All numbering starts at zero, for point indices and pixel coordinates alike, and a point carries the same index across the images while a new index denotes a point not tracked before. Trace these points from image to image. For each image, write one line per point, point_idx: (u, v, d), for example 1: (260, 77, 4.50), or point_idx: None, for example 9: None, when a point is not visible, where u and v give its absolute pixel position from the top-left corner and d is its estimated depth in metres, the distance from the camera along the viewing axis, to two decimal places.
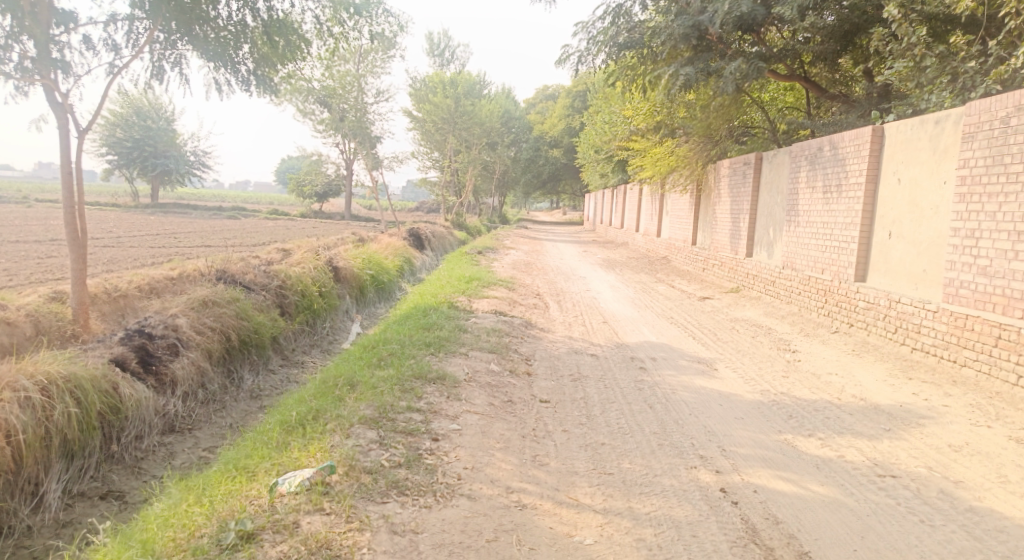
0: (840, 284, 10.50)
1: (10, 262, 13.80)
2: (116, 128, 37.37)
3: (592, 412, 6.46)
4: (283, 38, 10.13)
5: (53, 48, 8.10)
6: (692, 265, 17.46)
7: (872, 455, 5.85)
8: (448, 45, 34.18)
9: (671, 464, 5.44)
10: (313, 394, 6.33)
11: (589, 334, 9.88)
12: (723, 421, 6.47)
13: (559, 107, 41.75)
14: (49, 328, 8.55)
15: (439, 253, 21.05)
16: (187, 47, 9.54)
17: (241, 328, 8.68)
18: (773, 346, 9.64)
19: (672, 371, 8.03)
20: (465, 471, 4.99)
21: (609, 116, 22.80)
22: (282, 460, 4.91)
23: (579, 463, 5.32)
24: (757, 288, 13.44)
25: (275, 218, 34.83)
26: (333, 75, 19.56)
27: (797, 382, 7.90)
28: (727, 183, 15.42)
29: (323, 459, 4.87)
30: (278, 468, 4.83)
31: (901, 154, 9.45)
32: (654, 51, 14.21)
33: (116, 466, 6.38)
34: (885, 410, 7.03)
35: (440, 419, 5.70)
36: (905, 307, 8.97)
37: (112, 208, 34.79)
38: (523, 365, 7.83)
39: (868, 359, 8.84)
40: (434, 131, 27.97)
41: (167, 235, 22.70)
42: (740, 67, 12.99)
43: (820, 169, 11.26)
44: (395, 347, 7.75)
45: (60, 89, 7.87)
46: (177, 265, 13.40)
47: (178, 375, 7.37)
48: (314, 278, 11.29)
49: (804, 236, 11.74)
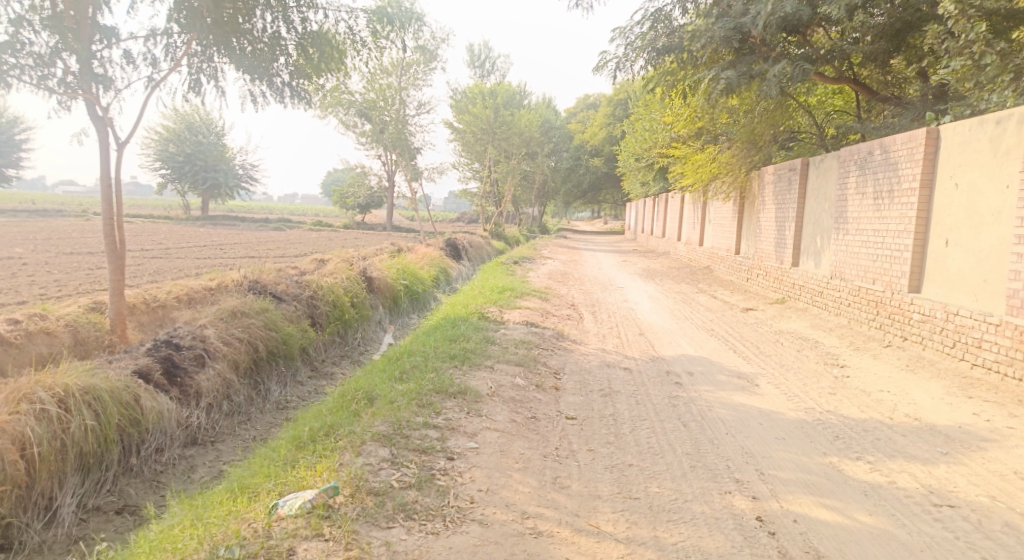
0: (892, 295, 9.97)
1: (59, 273, 14.03)
2: (168, 143, 38.33)
3: (621, 430, 6.12)
4: (318, 50, 10.05)
5: (96, 63, 8.12)
6: (735, 274, 16.94)
7: (926, 481, 5.40)
8: (489, 56, 34.14)
9: (704, 488, 5.06)
10: (330, 408, 6.12)
11: (624, 346, 9.54)
12: (762, 442, 6.06)
13: (600, 116, 41.32)
14: (86, 338, 8.57)
15: (477, 263, 20.86)
16: (224, 60, 9.48)
17: (270, 339, 8.55)
18: (819, 360, 9.16)
19: (710, 386, 7.64)
20: (479, 493, 4.71)
21: (649, 124, 22.40)
22: (286, 480, 4.68)
23: (603, 487, 4.99)
24: (803, 299, 12.91)
25: (319, 229, 35.12)
26: (375, 88, 19.59)
27: (845, 400, 7.44)
28: (772, 190, 14.92)
29: (328, 479, 4.63)
30: (282, 488, 4.60)
31: (958, 157, 8.92)
32: (694, 55, 13.78)
33: (135, 480, 6.25)
34: (942, 431, 6.55)
35: (458, 437, 5.43)
36: (964, 320, 8.44)
37: (163, 220, 35.49)
38: (551, 379, 7.53)
39: (923, 376, 8.31)
40: (475, 142, 27.86)
41: (213, 246, 22.98)
42: (784, 70, 12.56)
43: (870, 175, 10.74)
44: (418, 359, 7.53)
45: (101, 104, 7.88)
46: (216, 275, 13.44)
47: (203, 387, 7.25)
48: (346, 288, 11.14)
49: (854, 245, 11.20)
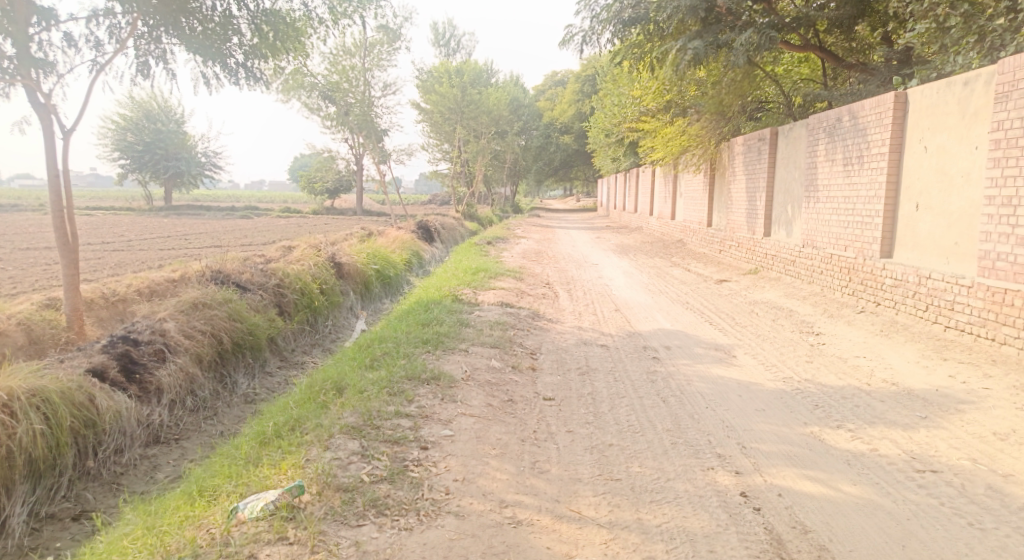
0: (864, 261, 9.93)
1: (15, 270, 13.51)
2: (126, 132, 37.29)
3: (599, 409, 5.97)
4: (273, 28, 9.67)
5: (34, 47, 7.71)
6: (707, 247, 16.88)
7: (909, 447, 5.33)
8: (453, 34, 33.60)
9: (686, 466, 4.94)
10: (297, 401, 5.89)
11: (600, 323, 9.39)
12: (743, 415, 5.95)
13: (569, 93, 40.97)
14: (42, 337, 8.23)
15: (450, 245, 20.59)
16: (173, 41, 9.08)
17: (235, 330, 8.27)
18: (794, 329, 9.11)
19: (688, 360, 7.52)
20: (454, 483, 4.53)
21: (617, 99, 22.21)
22: (248, 480, 4.46)
23: (583, 469, 4.83)
24: (776, 268, 12.87)
25: (287, 216, 34.55)
26: (337, 69, 19.11)
27: (822, 368, 7.38)
28: (742, 160, 14.83)
29: (293, 477, 4.42)
30: (244, 489, 4.38)
31: (926, 120, 8.85)
32: (660, 26, 13.56)
33: (93, 484, 5.99)
34: (920, 395, 6.50)
35: (431, 425, 5.23)
36: (936, 283, 8.41)
37: (125, 212, 34.59)
38: (527, 359, 7.35)
39: (898, 340, 8.28)
40: (442, 122, 27.44)
41: (178, 237, 22.39)
42: (750, 39, 12.43)
43: (839, 141, 10.66)
44: (390, 345, 7.32)
45: (42, 90, 7.49)
46: (180, 267, 13.03)
47: (164, 383, 6.98)
48: (314, 275, 10.84)
49: (825, 213, 11.15)
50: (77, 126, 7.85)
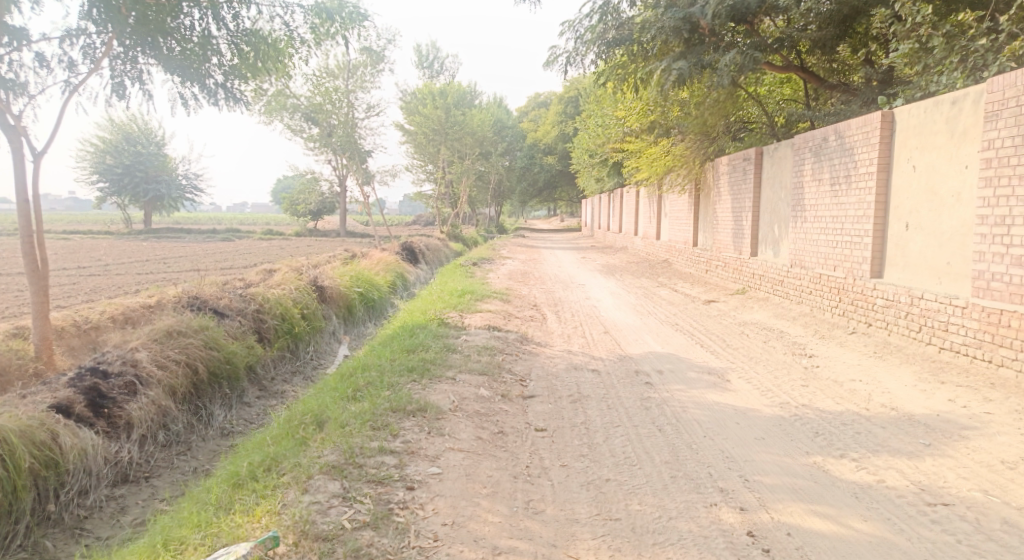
0: (854, 281, 9.77)
1: None
2: (105, 155, 36.79)
3: (594, 440, 5.71)
4: (254, 48, 9.42)
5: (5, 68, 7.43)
6: (694, 266, 16.73)
7: (917, 478, 5.10)
8: (437, 56, 33.55)
9: (688, 502, 4.68)
10: (274, 437, 5.58)
11: (589, 346, 9.15)
12: (743, 444, 5.71)
13: (552, 114, 41.13)
14: (9, 368, 7.86)
15: (435, 266, 20.30)
16: (149, 61, 8.80)
17: (211, 359, 7.93)
18: (786, 351, 8.90)
19: (682, 386, 7.28)
20: (443, 528, 4.24)
21: (600, 119, 22.16)
22: (219, 530, 4.15)
23: (581, 509, 4.56)
24: (764, 288, 12.71)
25: (269, 239, 34.09)
26: (320, 90, 18.87)
27: (819, 392, 7.16)
28: (727, 180, 14.74)
29: (267, 527, 4.11)
30: (213, 540, 4.07)
31: (914, 139, 8.73)
32: (644, 47, 13.47)
33: (53, 529, 5.69)
34: (921, 421, 6.29)
35: (418, 462, 4.94)
36: (929, 304, 8.24)
37: (103, 236, 33.98)
38: (517, 387, 7.07)
39: (893, 362, 8.09)
40: (426, 143, 27.28)
41: (157, 260, 21.94)
42: (735, 60, 12.37)
43: (825, 161, 10.55)
44: (373, 374, 7.02)
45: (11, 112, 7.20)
46: (157, 292, 12.65)
47: (134, 417, 6.66)
48: (295, 299, 10.52)
49: (813, 233, 11.01)
50: (48, 150, 7.55)
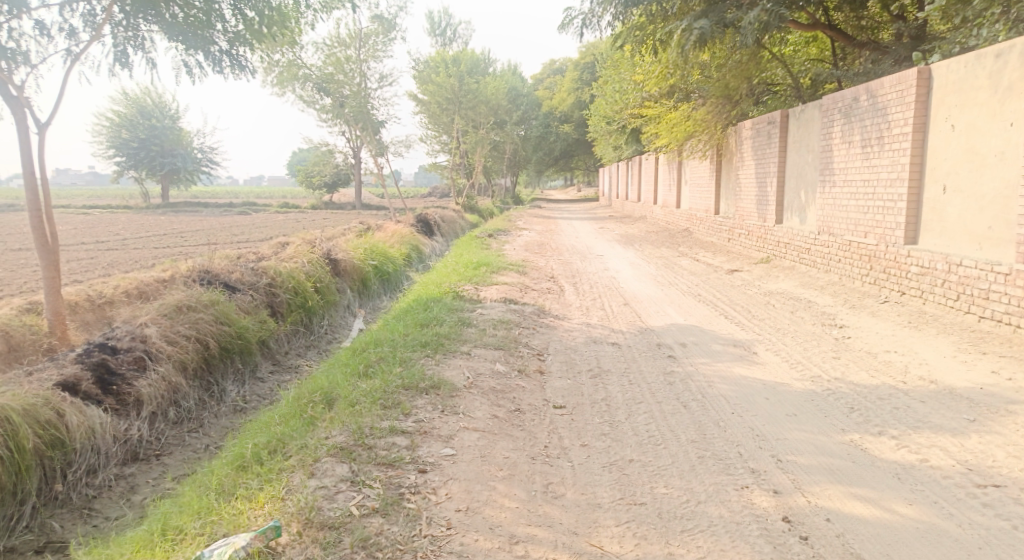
0: (886, 248, 9.35)
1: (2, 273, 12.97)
2: (121, 129, 36.69)
3: (616, 418, 5.42)
4: (259, 13, 9.08)
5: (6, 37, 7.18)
6: (715, 235, 16.31)
7: (962, 457, 4.76)
8: (450, 24, 32.92)
9: (717, 484, 4.39)
10: (282, 417, 5.35)
11: (609, 318, 8.84)
12: (773, 421, 5.40)
13: (568, 81, 40.46)
14: (22, 343, 7.65)
15: (451, 238, 20.00)
16: (152, 28, 8.48)
17: (222, 334, 7.72)
18: (815, 321, 8.54)
19: (706, 359, 6.96)
20: (457, 515, 3.99)
21: (618, 86, 21.60)
22: (221, 518, 3.93)
23: (603, 492, 4.29)
24: (789, 257, 12.30)
25: (286, 212, 33.91)
26: (332, 60, 18.47)
27: (851, 364, 6.82)
28: (750, 145, 14.24)
29: (270, 516, 3.88)
30: (212, 530, 3.85)
31: (953, 96, 8.25)
32: (665, 7, 12.93)
33: (61, 511, 5.52)
34: (963, 395, 5.93)
35: (430, 443, 4.68)
36: (968, 271, 7.84)
37: (122, 210, 33.97)
38: (535, 362, 6.79)
39: (929, 332, 7.71)
40: (440, 113, 26.83)
41: (174, 234, 21.82)
42: (760, 17, 11.82)
43: (856, 122, 10.07)
44: (385, 349, 6.77)
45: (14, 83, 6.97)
46: (170, 267, 12.47)
47: (144, 394, 6.46)
48: (307, 273, 10.28)
49: (842, 198, 10.57)
50: (52, 121, 7.29)
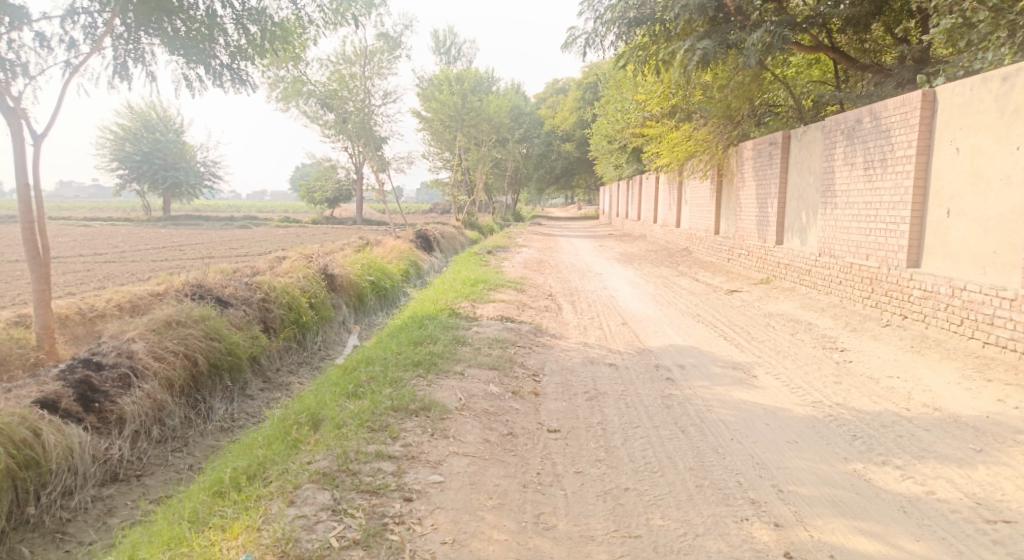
0: (888, 271, 9.21)
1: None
2: (124, 142, 36.76)
3: (612, 443, 5.26)
4: (261, 26, 8.98)
5: (6, 48, 7.09)
6: (715, 255, 16.18)
7: (970, 490, 4.59)
8: (454, 42, 33.00)
9: (715, 516, 4.23)
10: (266, 439, 5.18)
11: (606, 338, 8.68)
12: (773, 448, 5.23)
13: (570, 100, 40.54)
14: (9, 357, 7.49)
15: (449, 254, 19.86)
16: (153, 40, 8.39)
17: (212, 350, 7.55)
18: (816, 344, 8.38)
19: (705, 382, 6.79)
20: (442, 548, 3.83)
21: (620, 105, 21.57)
22: (194, 549, 3.76)
23: (596, 524, 4.13)
24: (789, 278, 12.16)
25: (286, 226, 33.85)
26: (334, 75, 18.41)
27: (853, 390, 6.64)
28: (751, 165, 14.14)
29: (246, 547, 3.72)
30: None
31: (958, 119, 8.14)
32: (667, 26, 12.88)
33: (32, 534, 5.36)
34: (969, 423, 5.76)
35: (418, 469, 4.52)
36: (972, 295, 7.70)
37: (123, 222, 33.92)
38: (530, 383, 6.62)
39: (932, 357, 7.55)
40: (442, 130, 26.81)
41: (173, 247, 21.71)
42: (762, 38, 11.75)
43: (859, 144, 9.96)
44: (377, 368, 6.60)
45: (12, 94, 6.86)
46: (166, 280, 12.32)
47: (127, 412, 6.30)
48: (303, 288, 10.12)
49: (844, 219, 10.44)
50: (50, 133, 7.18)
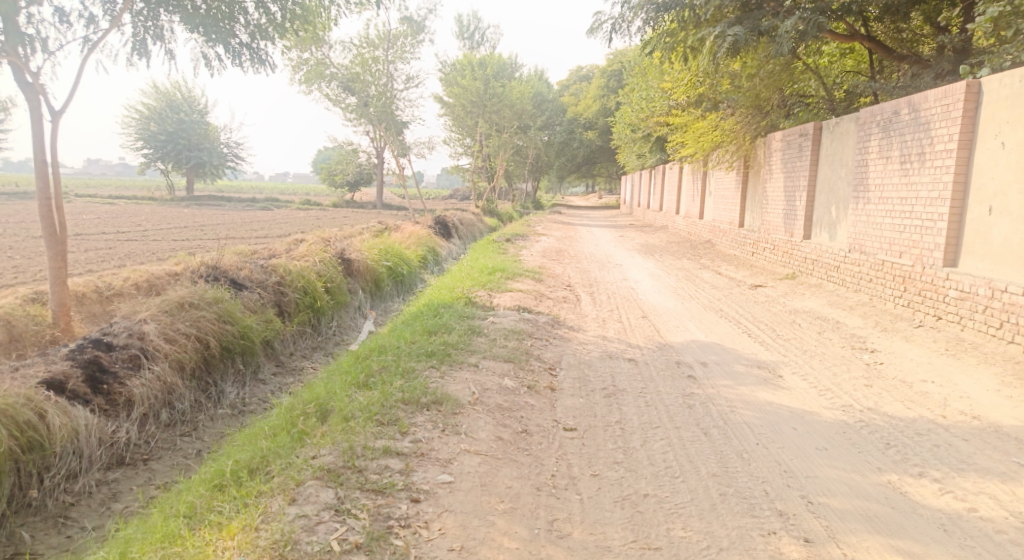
0: (923, 270, 8.84)
1: (19, 260, 12.79)
2: (149, 122, 36.97)
3: (631, 444, 5.01)
4: (281, 5, 8.75)
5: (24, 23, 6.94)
6: (739, 248, 15.80)
7: (1015, 508, 4.29)
8: (479, 27, 32.60)
9: (740, 529, 4.00)
10: (274, 428, 4.99)
11: (626, 332, 8.41)
12: (802, 454, 4.96)
13: (594, 88, 40.01)
14: (24, 334, 7.36)
15: (469, 241, 19.63)
16: (171, 17, 8.20)
17: (224, 333, 7.38)
18: (845, 344, 8.05)
19: (729, 382, 6.51)
20: (449, 555, 3.64)
21: (645, 93, 21.18)
22: (191, 548, 3.59)
23: (613, 534, 3.91)
24: (816, 274, 11.79)
25: (308, 209, 33.80)
26: (356, 58, 18.14)
27: (885, 394, 6.32)
28: (780, 157, 13.74)
29: (245, 547, 3.55)
30: None
31: (1005, 112, 7.73)
32: (697, 12, 12.48)
33: (34, 518, 5.22)
34: (1010, 434, 5.44)
35: (427, 468, 4.31)
36: (1013, 298, 7.33)
37: (147, 201, 34.07)
38: (546, 377, 6.38)
39: (969, 362, 7.21)
40: (464, 115, 26.53)
41: (194, 227, 21.69)
42: (796, 25, 11.34)
43: (896, 136, 9.56)
44: (388, 358, 6.38)
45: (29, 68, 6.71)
46: (184, 260, 12.20)
47: (135, 395, 6.15)
48: (318, 272, 9.94)
49: (877, 215, 10.05)
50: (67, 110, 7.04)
